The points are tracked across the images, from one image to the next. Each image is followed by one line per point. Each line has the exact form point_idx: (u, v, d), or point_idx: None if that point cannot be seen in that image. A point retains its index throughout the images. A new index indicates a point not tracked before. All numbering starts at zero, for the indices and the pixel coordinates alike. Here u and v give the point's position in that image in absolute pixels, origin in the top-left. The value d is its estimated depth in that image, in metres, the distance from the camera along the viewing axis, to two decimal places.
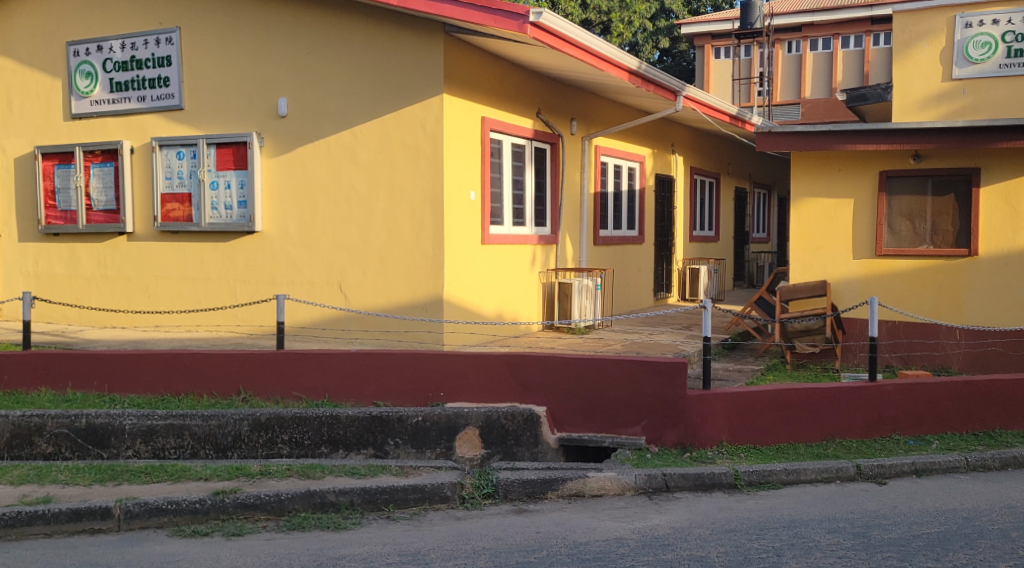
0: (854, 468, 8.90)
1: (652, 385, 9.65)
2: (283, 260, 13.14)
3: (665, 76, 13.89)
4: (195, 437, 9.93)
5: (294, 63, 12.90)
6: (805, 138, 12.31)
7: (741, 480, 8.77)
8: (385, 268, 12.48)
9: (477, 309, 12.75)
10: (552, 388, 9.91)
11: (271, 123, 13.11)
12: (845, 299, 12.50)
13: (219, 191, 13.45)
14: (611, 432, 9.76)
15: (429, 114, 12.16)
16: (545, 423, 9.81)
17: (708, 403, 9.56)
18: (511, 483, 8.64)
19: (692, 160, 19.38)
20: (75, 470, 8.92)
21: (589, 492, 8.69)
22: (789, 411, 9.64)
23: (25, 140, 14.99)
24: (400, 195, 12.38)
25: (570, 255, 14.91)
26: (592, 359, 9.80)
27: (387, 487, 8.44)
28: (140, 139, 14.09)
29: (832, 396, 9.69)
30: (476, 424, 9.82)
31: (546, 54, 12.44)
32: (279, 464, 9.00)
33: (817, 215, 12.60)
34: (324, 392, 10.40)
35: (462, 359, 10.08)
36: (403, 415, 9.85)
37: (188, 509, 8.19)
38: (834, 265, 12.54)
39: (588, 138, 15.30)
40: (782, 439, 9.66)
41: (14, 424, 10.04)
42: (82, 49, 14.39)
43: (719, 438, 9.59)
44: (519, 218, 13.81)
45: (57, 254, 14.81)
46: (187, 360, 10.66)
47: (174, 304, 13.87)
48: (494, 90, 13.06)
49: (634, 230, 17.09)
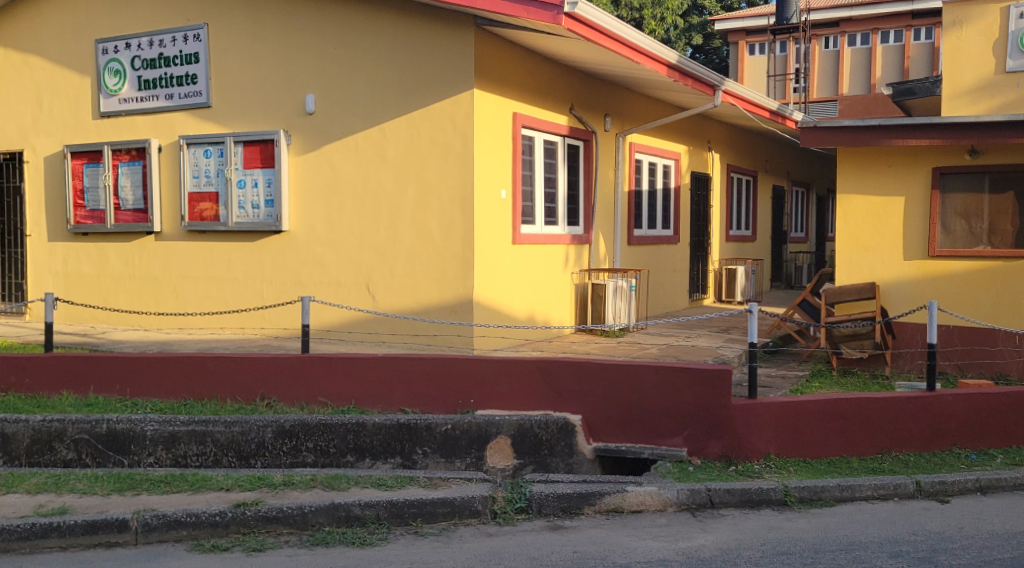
0: (913, 485, 8.35)
1: (694, 394, 9.17)
2: (309, 260, 12.77)
3: (704, 70, 13.41)
4: (217, 444, 9.55)
5: (321, 58, 12.54)
6: (854, 133, 11.77)
7: (791, 497, 8.23)
8: (414, 269, 12.08)
9: (507, 311, 12.33)
10: (587, 395, 9.46)
11: (298, 120, 12.76)
12: (895, 303, 11.95)
13: (246, 190, 13.10)
14: (650, 443, 9.29)
15: (459, 109, 11.74)
16: (580, 432, 9.38)
17: (754, 413, 9.05)
18: (545, 497, 8.17)
19: (729, 158, 18.86)
20: (93, 479, 8.58)
21: (628, 507, 8.20)
22: (841, 422, 9.12)
23: (54, 138, 14.71)
24: (430, 194, 11.96)
25: (603, 254, 14.46)
26: (632, 367, 9.33)
27: (416, 501, 8.01)
28: (168, 137, 13.76)
29: (886, 407, 9.15)
30: (509, 433, 9.41)
31: (581, 47, 11.98)
32: (303, 474, 8.58)
33: (865, 214, 12.06)
34: (350, 398, 10.00)
35: (493, 364, 9.66)
36: (431, 423, 9.44)
37: (208, 522, 7.79)
38: (883, 267, 11.98)
39: (623, 135, 14.82)
40: (834, 452, 9.14)
41: (34, 429, 9.70)
42: (111, 46, 14.10)
43: (766, 450, 9.08)
44: (551, 217, 13.36)
45: (85, 254, 14.51)
46: (211, 364, 10.30)
47: (201, 305, 13.55)
48: (526, 84, 12.62)
49: (669, 229, 16.61)
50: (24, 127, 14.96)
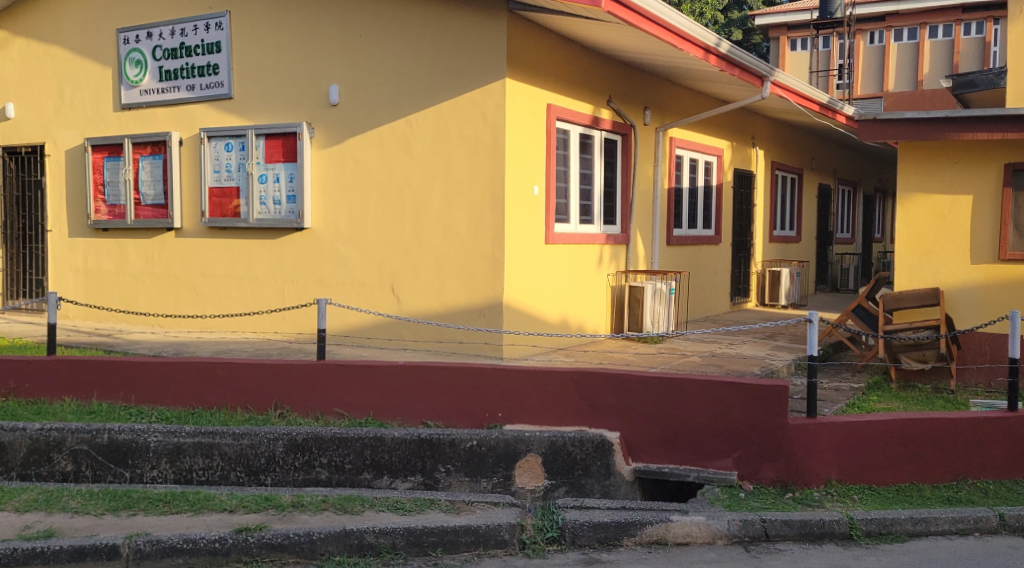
0: (997, 519, 7.48)
1: (745, 412, 8.34)
2: (331, 260, 12.05)
3: (754, 60, 12.53)
4: (225, 458, 8.82)
5: (346, 46, 11.80)
6: (919, 127, 10.88)
7: (857, 530, 7.39)
8: (441, 270, 11.32)
9: (539, 314, 11.53)
10: (626, 411, 8.65)
11: (321, 112, 12.03)
12: (960, 310, 11.03)
13: (267, 185, 12.39)
14: (697, 465, 8.46)
15: (490, 100, 10.95)
16: (618, 452, 8.59)
17: (813, 433, 8.21)
18: (579, 526, 7.37)
19: (774, 155, 17.94)
20: (89, 496, 7.88)
21: (672, 540, 7.38)
22: (910, 445, 8.25)
23: (75, 132, 14.07)
24: (458, 190, 11.19)
25: (641, 255, 13.63)
26: (678, 381, 8.51)
27: (436, 529, 7.24)
28: (189, 130, 13.09)
29: (961, 428, 8.27)
30: (540, 451, 8.63)
31: (621, 33, 11.15)
32: (314, 494, 7.84)
33: (927, 214, 11.15)
34: (368, 409, 9.26)
35: (525, 376, 8.88)
36: (455, 439, 8.68)
37: (207, 549, 7.08)
38: (948, 271, 11.06)
39: (663, 130, 13.97)
40: (903, 479, 8.27)
41: (32, 438, 9.02)
42: (132, 36, 13.43)
43: (827, 475, 8.23)
44: (587, 215, 12.55)
45: (105, 250, 13.88)
46: (221, 370, 9.57)
47: (220, 305, 12.86)
48: (561, 73, 11.81)
49: (710, 229, 15.75)
50: (45, 120, 14.34)
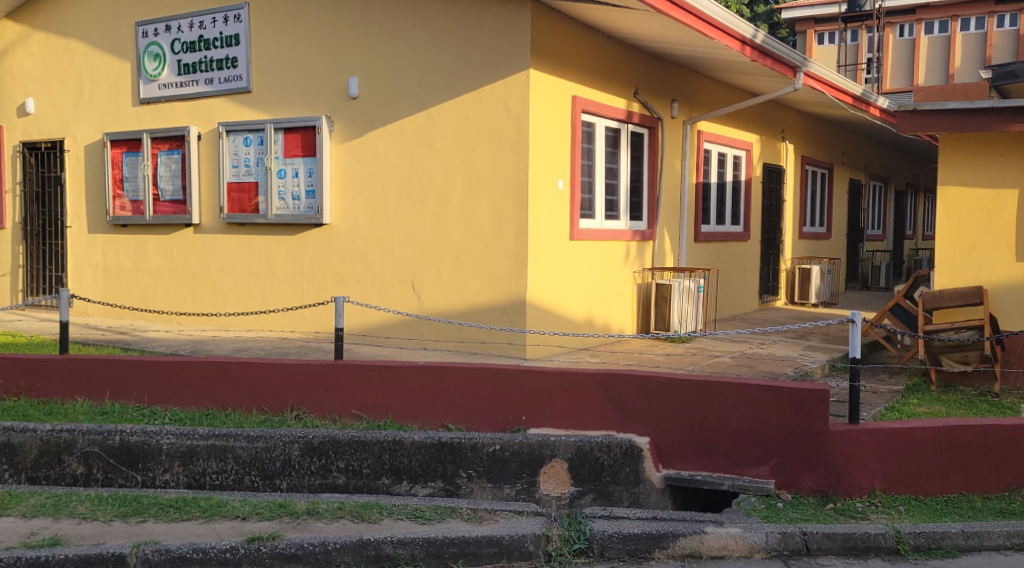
0: None
1: (783, 417, 7.95)
2: (351, 256, 11.72)
3: (788, 50, 12.09)
4: (239, 462, 8.50)
5: (367, 37, 11.46)
6: (962, 119, 10.45)
7: (904, 544, 7.00)
8: (462, 268, 10.97)
9: (564, 313, 11.17)
10: (657, 415, 8.27)
11: (341, 105, 11.69)
12: (1004, 309, 10.58)
13: (286, 179, 12.07)
14: (731, 472, 8.10)
15: (513, 92, 10.58)
16: (647, 458, 8.24)
17: (855, 440, 7.82)
18: (608, 537, 7.02)
19: (804, 149, 17.49)
20: (97, 501, 7.57)
21: (707, 553, 7.01)
22: (959, 454, 7.82)
23: (94, 126, 13.81)
24: (481, 185, 10.83)
25: (668, 251, 13.24)
26: (712, 384, 8.12)
27: (457, 539, 6.89)
28: (207, 124, 12.78)
29: (1017, 435, 7.79)
30: (565, 456, 8.30)
31: (649, 21, 10.74)
32: (330, 501, 7.50)
33: (969, 209, 10.70)
34: (387, 412, 8.93)
35: (550, 378, 8.52)
36: (477, 443, 8.34)
37: (217, 559, 6.76)
38: (992, 269, 10.62)
39: (692, 123, 13.56)
40: (951, 489, 7.84)
41: (42, 440, 8.73)
42: (151, 29, 13.14)
43: (870, 485, 7.84)
44: (613, 211, 12.17)
45: (124, 246, 13.60)
46: (236, 371, 9.24)
47: (239, 303, 12.56)
48: (587, 64, 11.42)
49: (739, 225, 15.33)
50: (64, 115, 14.08)
